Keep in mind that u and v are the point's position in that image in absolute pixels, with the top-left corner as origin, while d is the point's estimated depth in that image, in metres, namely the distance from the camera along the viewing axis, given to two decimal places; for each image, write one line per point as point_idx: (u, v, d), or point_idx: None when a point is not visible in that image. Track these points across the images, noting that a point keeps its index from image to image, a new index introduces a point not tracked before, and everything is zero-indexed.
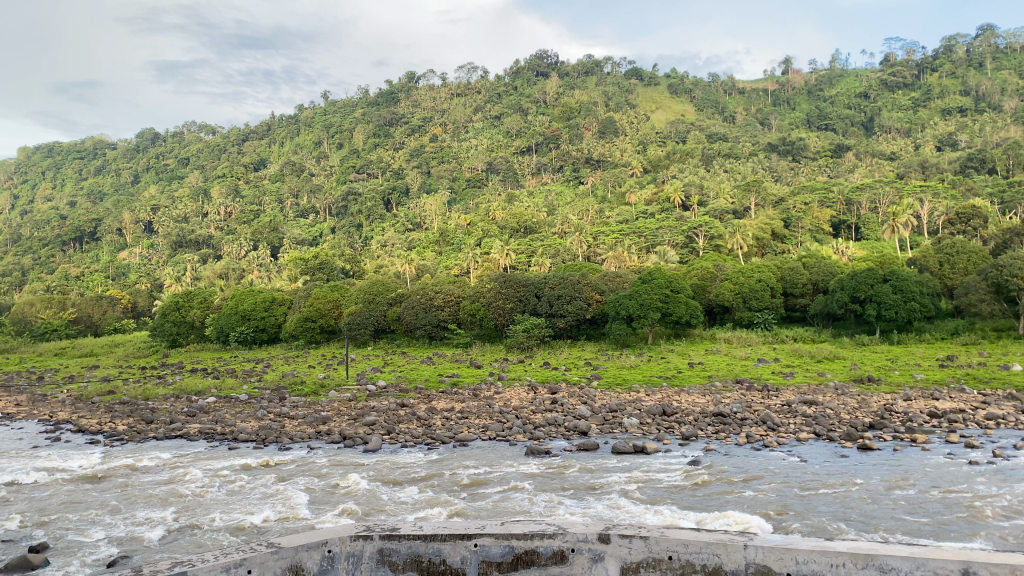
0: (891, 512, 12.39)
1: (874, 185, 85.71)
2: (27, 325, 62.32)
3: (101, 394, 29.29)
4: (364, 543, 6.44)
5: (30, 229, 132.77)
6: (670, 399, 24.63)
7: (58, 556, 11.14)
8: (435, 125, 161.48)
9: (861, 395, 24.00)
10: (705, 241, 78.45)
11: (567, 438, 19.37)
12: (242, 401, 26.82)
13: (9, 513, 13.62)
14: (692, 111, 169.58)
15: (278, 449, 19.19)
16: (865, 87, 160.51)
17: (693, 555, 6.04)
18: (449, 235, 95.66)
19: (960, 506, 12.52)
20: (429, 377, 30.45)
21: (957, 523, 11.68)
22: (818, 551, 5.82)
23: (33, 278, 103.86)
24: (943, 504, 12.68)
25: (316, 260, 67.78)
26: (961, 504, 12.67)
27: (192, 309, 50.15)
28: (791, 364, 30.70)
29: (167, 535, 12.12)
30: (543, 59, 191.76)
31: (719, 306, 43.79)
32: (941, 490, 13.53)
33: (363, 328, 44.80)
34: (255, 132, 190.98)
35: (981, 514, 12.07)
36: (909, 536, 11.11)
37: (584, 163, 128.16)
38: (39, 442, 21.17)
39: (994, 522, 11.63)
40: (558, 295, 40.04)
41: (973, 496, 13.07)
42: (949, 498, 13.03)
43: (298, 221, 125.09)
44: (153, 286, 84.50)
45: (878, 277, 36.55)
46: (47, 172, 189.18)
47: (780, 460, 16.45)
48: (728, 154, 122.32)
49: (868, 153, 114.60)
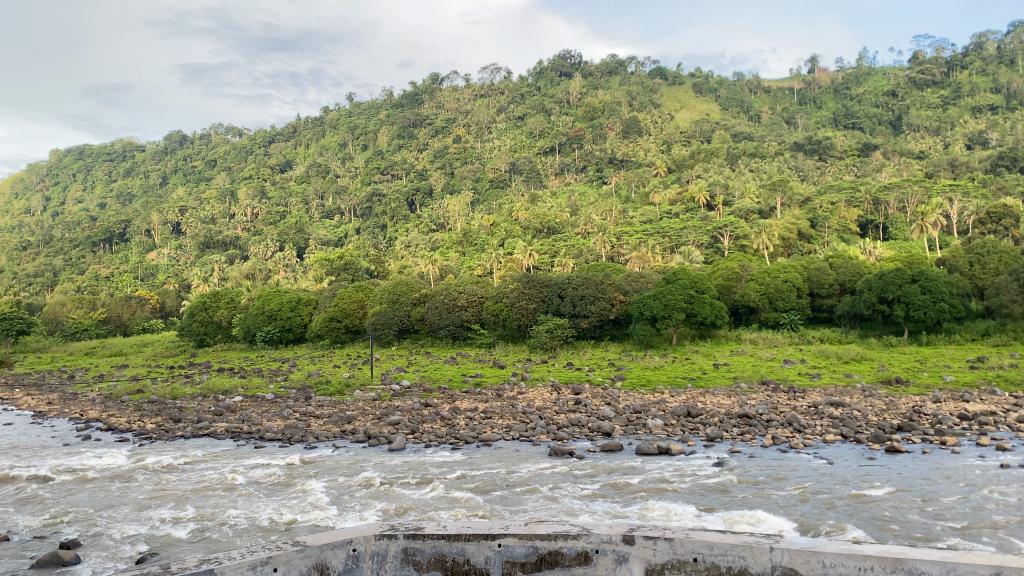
0: (898, 513, 12.36)
1: (902, 184, 84.78)
2: (58, 324, 63.85)
3: (129, 393, 29.64)
4: (388, 542, 6.47)
5: (62, 229, 135.47)
6: (695, 399, 24.71)
7: (86, 552, 11.37)
8: (459, 125, 161.98)
9: (889, 396, 23.88)
10: (730, 241, 77.85)
11: (591, 439, 19.41)
12: (268, 400, 27.03)
13: (41, 511, 13.79)
14: (716, 109, 168.40)
15: (304, 448, 19.30)
16: (894, 84, 158.35)
17: (717, 557, 6.03)
18: (473, 235, 95.83)
19: (965, 508, 12.48)
20: (452, 377, 30.53)
21: (956, 527, 11.60)
22: (846, 553, 5.76)
23: (65, 278, 105.70)
24: (945, 505, 12.69)
25: (341, 260, 68.50)
26: (969, 505, 12.69)
27: (219, 310, 50.81)
28: (817, 365, 30.63)
29: (194, 532, 12.27)
30: (567, 59, 191.51)
31: (745, 307, 43.40)
32: (954, 491, 13.49)
33: (387, 328, 45.01)
34: (281, 134, 193.06)
35: (980, 516, 12.08)
36: (902, 536, 11.17)
37: (608, 163, 127.64)
38: (70, 440, 21.53)
39: (988, 524, 11.62)
40: (581, 295, 39.87)
41: (983, 499, 13.00)
42: (957, 499, 13.03)
43: (324, 221, 126.39)
44: (181, 286, 85.84)
45: (906, 277, 36.06)
46: (78, 174, 192.82)
47: (808, 460, 16.43)
48: (753, 153, 121.62)
49: (896, 152, 113.42)
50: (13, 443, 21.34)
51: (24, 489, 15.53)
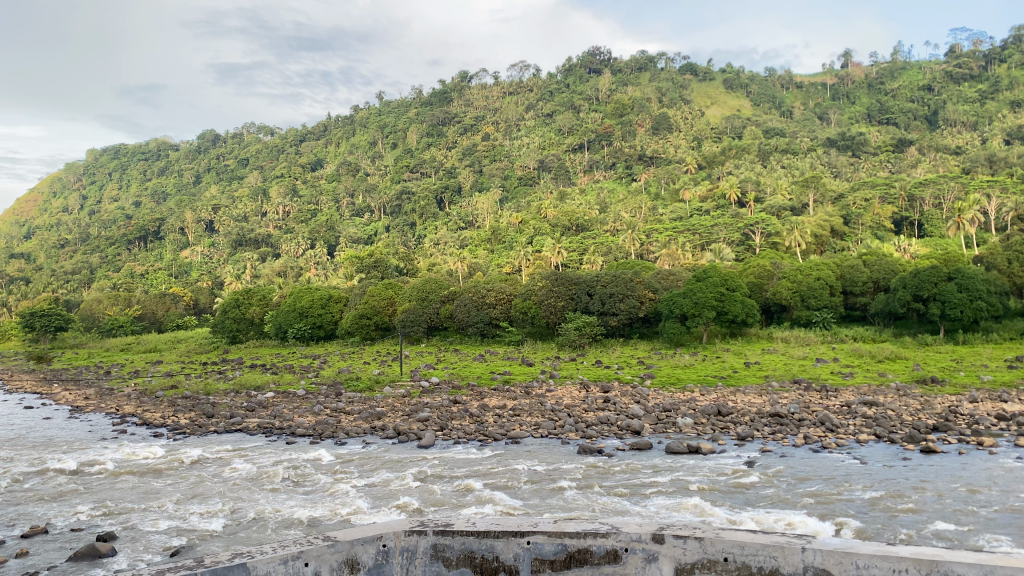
0: (932, 517, 12.08)
1: (938, 180, 83.59)
2: (95, 320, 65.30)
3: (164, 389, 30.28)
4: (417, 538, 6.50)
5: (98, 228, 137.95)
6: (726, 399, 24.32)
7: (123, 544, 11.61)
8: (488, 123, 161.78)
9: (925, 396, 23.48)
10: (762, 238, 77.01)
11: (620, 438, 19.21)
12: (299, 396, 27.39)
13: (79, 504, 14.09)
14: (748, 105, 166.86)
15: (335, 443, 19.50)
16: (930, 79, 155.46)
17: (749, 557, 5.98)
18: (501, 233, 95.83)
19: (995, 512, 12.17)
20: (481, 374, 30.67)
21: (989, 531, 11.23)
22: (880, 555, 5.69)
23: (102, 276, 107.72)
24: (977, 509, 12.40)
25: (371, 258, 68.98)
26: (999, 509, 12.37)
27: (252, 306, 51.61)
28: (850, 364, 30.02)
29: (228, 528, 12.39)
30: (596, 55, 190.57)
31: (777, 305, 42.94)
32: (987, 494, 13.21)
33: (416, 325, 45.23)
34: (312, 132, 194.79)
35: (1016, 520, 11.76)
36: (928, 537, 10.95)
37: (637, 159, 126.90)
38: (106, 434, 21.96)
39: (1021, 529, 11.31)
40: (610, 294, 39.68)
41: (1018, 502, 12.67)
42: (991, 502, 12.71)
43: (354, 219, 127.17)
44: (215, 283, 86.95)
45: (942, 275, 35.48)
46: (114, 173, 196.11)
47: (841, 461, 16.19)
48: (786, 150, 120.21)
49: (931, 148, 111.93)
50: (51, 436, 21.76)
51: (61, 483, 15.79)
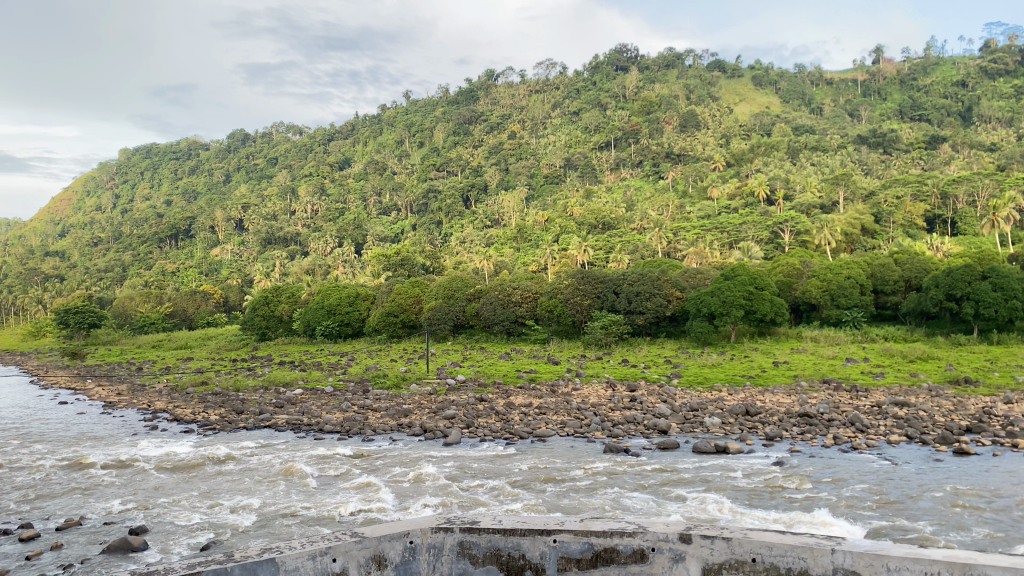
0: (966, 521, 11.76)
1: (972, 177, 81.88)
2: (128, 317, 66.57)
3: (195, 384, 30.68)
4: (444, 535, 6.51)
5: (130, 226, 140.18)
6: (754, 399, 24.06)
7: (155, 537, 11.80)
8: (514, 121, 161.77)
9: (958, 397, 23.06)
10: (791, 236, 76.19)
11: (646, 437, 19.16)
12: (327, 392, 27.62)
13: (116, 497, 14.35)
14: (777, 102, 165.14)
15: (362, 440, 19.67)
16: (964, 74, 152.71)
17: (778, 558, 5.92)
18: (527, 231, 95.93)
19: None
20: (506, 372, 30.74)
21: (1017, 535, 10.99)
22: (911, 557, 5.61)
23: (134, 274, 109.55)
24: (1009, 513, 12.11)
25: (397, 256, 69.32)
26: None
27: (281, 304, 52.16)
28: (881, 364, 29.61)
29: (258, 522, 12.56)
30: (623, 53, 189.76)
31: (806, 304, 42.50)
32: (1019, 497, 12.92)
33: (442, 322, 45.27)
34: (340, 132, 196.16)
35: None
36: (958, 542, 10.76)
37: (665, 157, 125.87)
38: (139, 429, 22.36)
39: None
40: (637, 292, 39.49)
41: None
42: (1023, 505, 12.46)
43: (381, 217, 127.93)
44: (244, 282, 88.04)
45: (976, 274, 34.91)
46: (146, 172, 198.99)
47: (870, 462, 16.00)
48: (815, 147, 118.87)
49: (965, 145, 110.14)
50: (84, 432, 22.08)
51: (94, 477, 16.06)
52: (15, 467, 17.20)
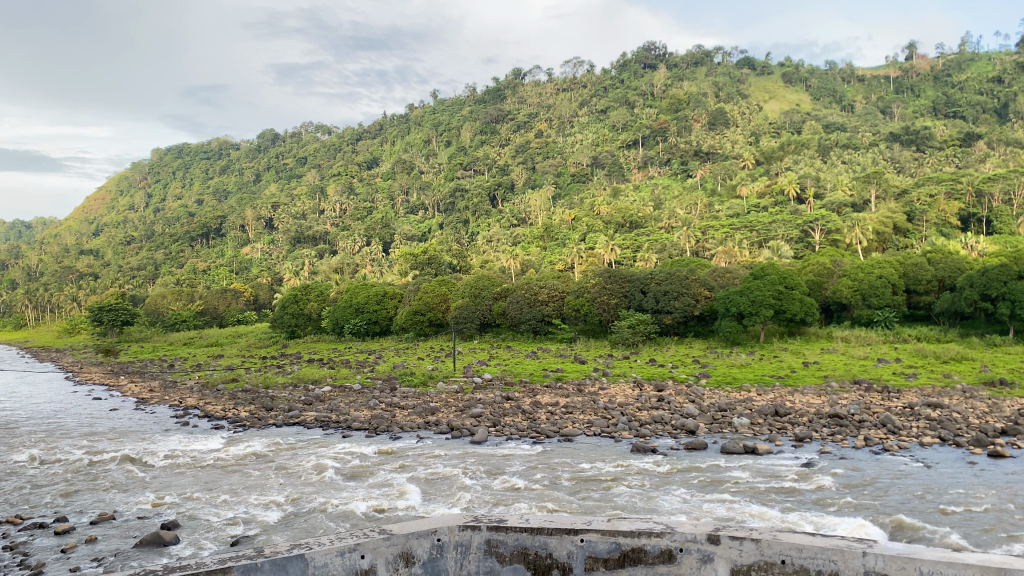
0: (997, 525, 11.57)
1: (1009, 175, 80.23)
2: (159, 315, 67.36)
3: (225, 381, 31.12)
4: (472, 533, 6.51)
5: (162, 225, 142.11)
6: (783, 399, 23.93)
7: (186, 532, 11.96)
8: (540, 121, 161.46)
9: (992, 398, 22.68)
10: (821, 234, 75.29)
11: (674, 437, 19.03)
12: (355, 390, 27.79)
13: (147, 493, 14.55)
14: (808, 99, 163.12)
15: (390, 438, 19.73)
16: (1000, 70, 149.55)
17: (807, 560, 5.86)
18: (554, 230, 95.73)
19: None
20: (533, 371, 30.78)
21: None
22: (944, 561, 5.48)
23: (166, 271, 111.14)
24: None
25: (424, 254, 69.29)
26: None
27: (310, 302, 52.60)
28: (913, 365, 29.30)
29: (287, 518, 12.68)
30: (651, 51, 188.60)
31: (837, 304, 42.06)
32: None
33: (469, 321, 45.33)
34: (368, 132, 197.04)
35: None
36: (987, 547, 10.61)
37: (693, 155, 124.89)
38: (170, 425, 22.68)
39: None
40: (665, 291, 39.24)
41: None
42: None
43: (409, 217, 128.42)
44: (274, 280, 88.93)
45: (1011, 274, 34.15)
46: (177, 172, 201.49)
47: (900, 464, 15.79)
48: (846, 145, 117.33)
49: (1001, 141, 108.02)
50: (117, 428, 22.44)
51: (126, 472, 16.30)
52: (49, 462, 17.48)
